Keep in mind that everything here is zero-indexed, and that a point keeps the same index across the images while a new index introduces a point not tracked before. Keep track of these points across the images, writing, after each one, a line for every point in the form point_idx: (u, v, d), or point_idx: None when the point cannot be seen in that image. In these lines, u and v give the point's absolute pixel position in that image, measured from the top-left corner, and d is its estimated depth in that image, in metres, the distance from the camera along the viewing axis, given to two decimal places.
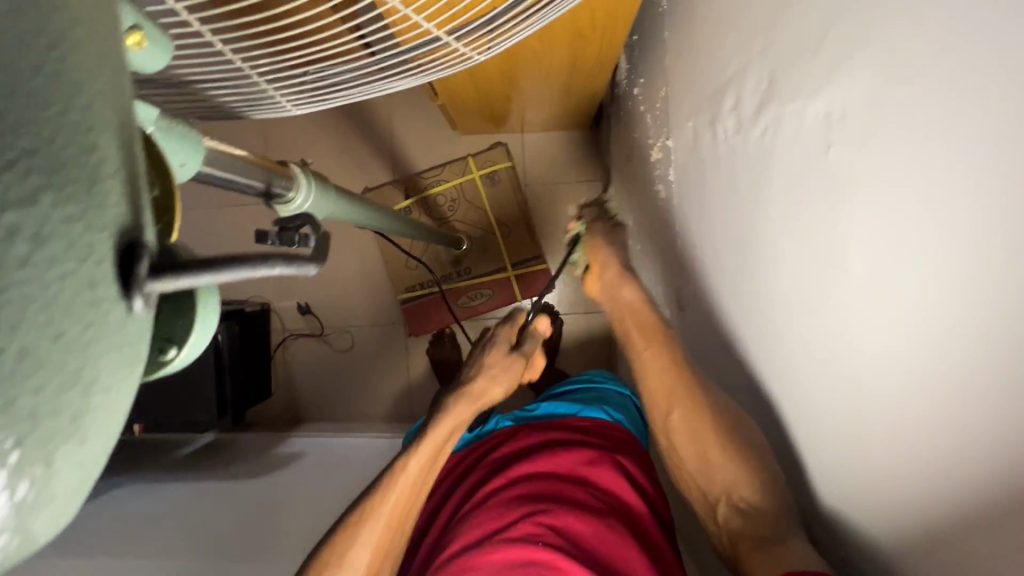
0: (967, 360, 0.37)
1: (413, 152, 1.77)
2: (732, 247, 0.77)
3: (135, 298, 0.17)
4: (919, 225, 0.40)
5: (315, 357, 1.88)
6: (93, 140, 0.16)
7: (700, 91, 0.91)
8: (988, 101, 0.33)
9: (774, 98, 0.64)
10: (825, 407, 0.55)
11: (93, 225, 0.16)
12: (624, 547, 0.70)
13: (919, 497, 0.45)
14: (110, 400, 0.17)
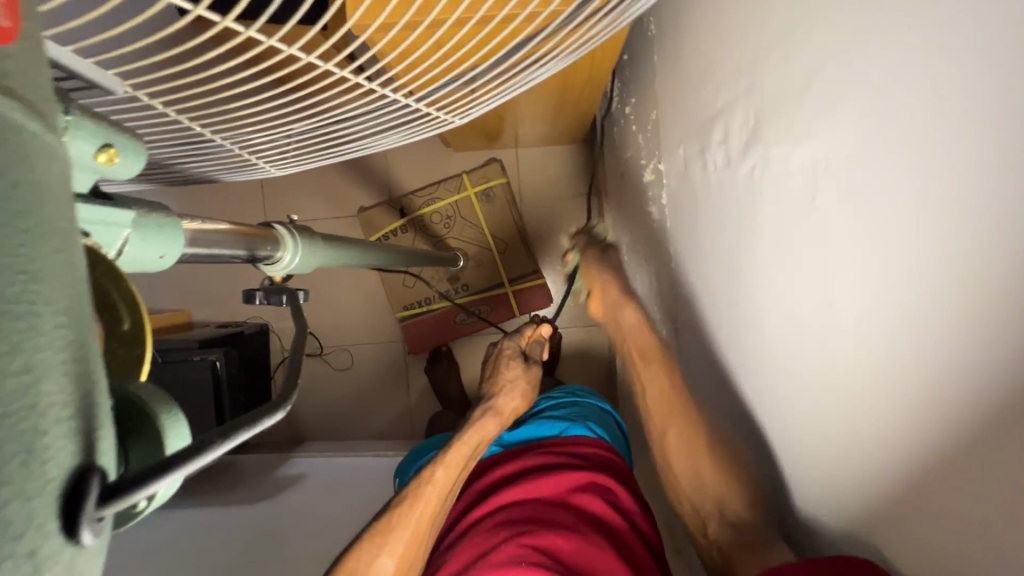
0: (960, 422, 0.37)
1: (407, 171, 1.77)
2: (723, 280, 0.77)
3: (84, 534, 0.14)
4: (905, 287, 0.40)
5: (315, 377, 1.88)
6: (34, 383, 0.14)
7: (689, 119, 0.91)
8: (976, 176, 0.33)
9: (761, 139, 0.64)
10: (819, 449, 0.55)
11: (26, 493, 0.13)
12: (612, 563, 0.70)
13: (911, 552, 0.45)
14: None
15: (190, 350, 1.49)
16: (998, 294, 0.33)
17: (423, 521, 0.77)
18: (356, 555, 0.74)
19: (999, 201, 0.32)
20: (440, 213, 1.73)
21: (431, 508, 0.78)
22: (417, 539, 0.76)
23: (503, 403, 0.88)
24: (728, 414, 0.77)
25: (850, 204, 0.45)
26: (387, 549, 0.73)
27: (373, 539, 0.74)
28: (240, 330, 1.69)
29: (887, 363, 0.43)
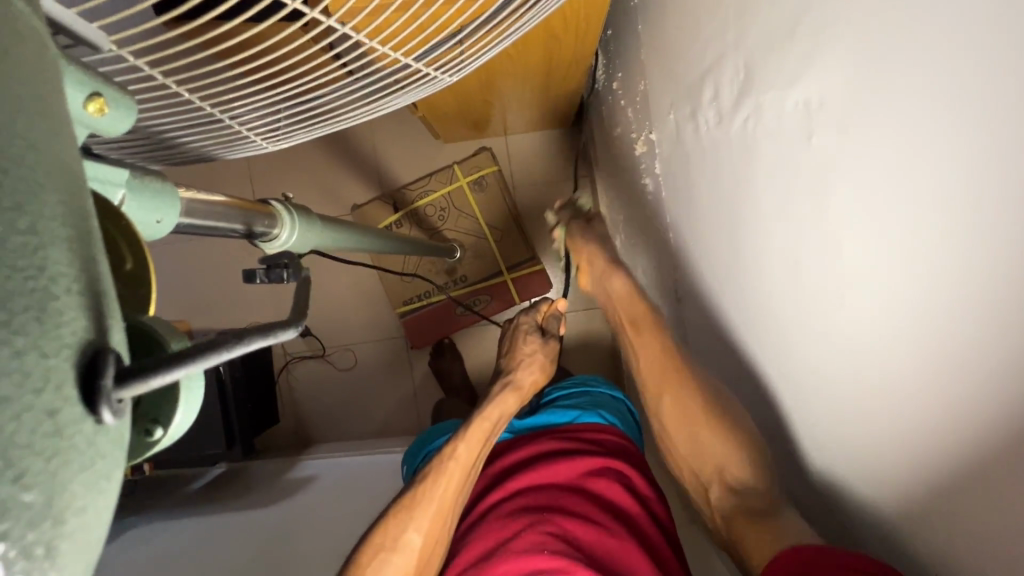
0: (968, 396, 0.39)
1: (397, 165, 1.76)
2: (723, 240, 0.76)
3: (103, 411, 0.16)
4: (907, 215, 0.40)
5: (319, 379, 1.88)
6: (41, 259, 0.15)
7: (677, 83, 0.90)
8: (976, 137, 0.33)
9: (752, 88, 0.63)
10: (827, 399, 0.56)
11: (46, 351, 0.15)
12: (633, 554, 0.70)
13: (929, 486, 0.45)
14: (88, 519, 0.16)
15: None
16: (1000, 277, 0.34)
17: (450, 496, 0.77)
18: (385, 529, 0.73)
19: (999, 170, 0.32)
20: (433, 205, 1.71)
21: (457, 484, 0.78)
22: (444, 514, 0.76)
23: (522, 380, 0.88)
24: (735, 371, 0.77)
25: (850, 154, 0.45)
26: (415, 524, 0.73)
27: (400, 514, 0.74)
28: None
29: (889, 335, 0.45)
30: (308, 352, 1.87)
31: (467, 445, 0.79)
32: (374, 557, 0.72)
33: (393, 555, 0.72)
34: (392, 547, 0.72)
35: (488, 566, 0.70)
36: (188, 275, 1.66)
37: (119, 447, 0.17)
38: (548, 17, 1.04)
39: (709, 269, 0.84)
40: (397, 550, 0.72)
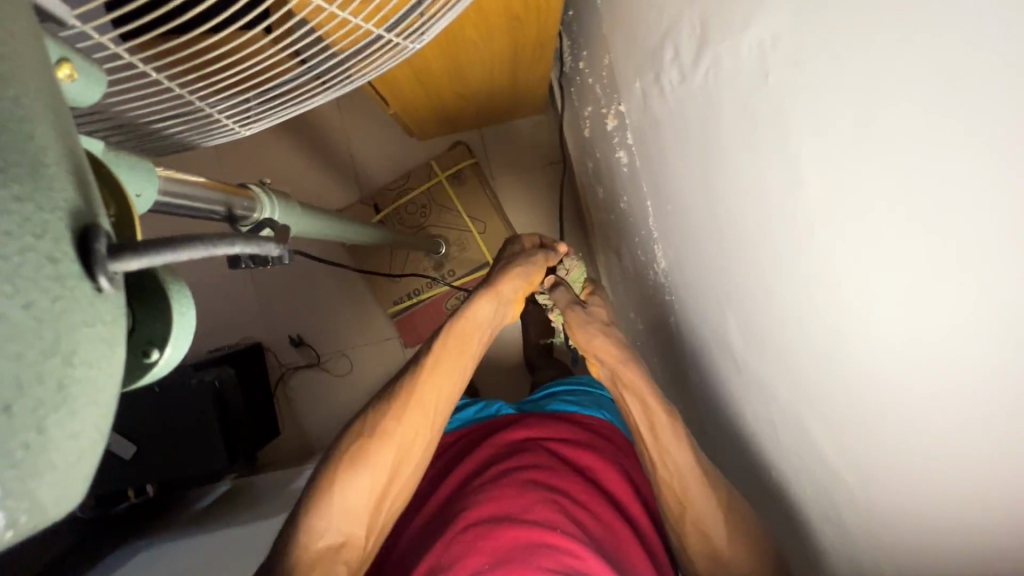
0: (981, 365, 0.36)
1: (376, 167, 1.77)
2: (700, 195, 0.78)
3: (100, 279, 0.20)
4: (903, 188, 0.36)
5: (317, 388, 1.87)
6: (31, 134, 0.19)
7: (639, 50, 0.92)
8: (941, 72, 0.31)
9: (710, 41, 0.65)
10: (821, 373, 0.54)
11: (43, 206, 0.19)
12: (634, 551, 0.72)
13: (936, 461, 0.43)
14: (91, 373, 0.20)
15: (187, 373, 1.50)
16: (1000, 229, 0.31)
17: (436, 396, 0.71)
18: (368, 424, 0.70)
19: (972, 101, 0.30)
20: (414, 202, 1.71)
21: (445, 384, 0.71)
22: (432, 413, 0.71)
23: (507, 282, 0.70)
24: (720, 319, 0.79)
25: (815, 107, 0.43)
26: (401, 423, 0.70)
27: (382, 411, 0.70)
28: (234, 350, 1.68)
29: (891, 307, 0.41)
30: (303, 362, 1.86)
31: (449, 345, 0.69)
32: (357, 454, 0.69)
33: (379, 451, 0.69)
34: (376, 445, 0.69)
35: (496, 528, 0.67)
36: None
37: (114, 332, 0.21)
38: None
39: (690, 226, 0.86)
40: (357, 472, 0.69)
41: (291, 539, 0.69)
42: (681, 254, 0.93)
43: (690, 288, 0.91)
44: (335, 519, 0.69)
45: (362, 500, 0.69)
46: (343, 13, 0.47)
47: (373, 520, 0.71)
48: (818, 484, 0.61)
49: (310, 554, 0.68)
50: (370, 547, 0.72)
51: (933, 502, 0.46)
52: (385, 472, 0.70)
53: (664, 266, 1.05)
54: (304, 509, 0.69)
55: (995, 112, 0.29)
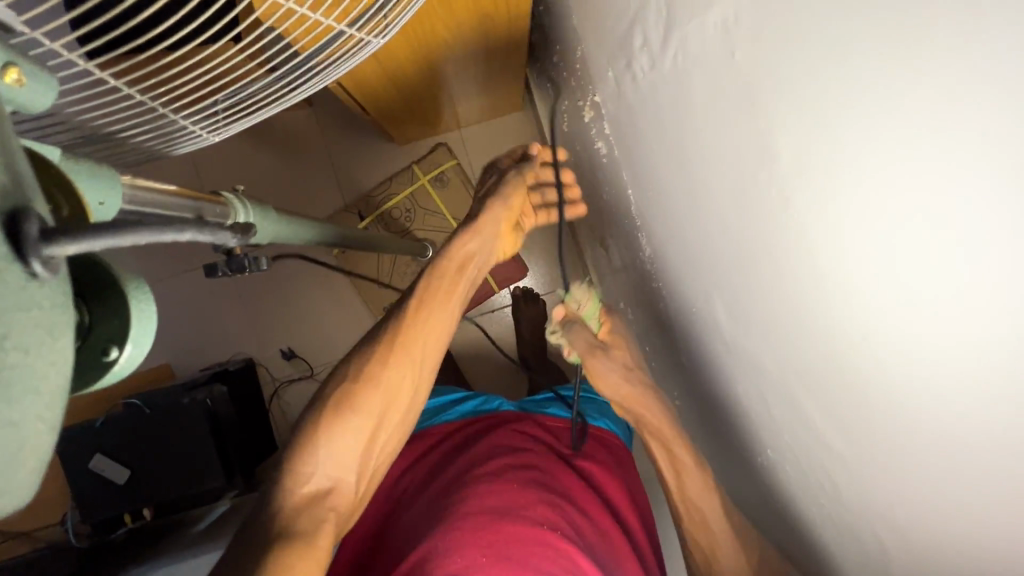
0: (977, 336, 0.35)
1: (358, 175, 1.76)
2: (678, 178, 0.78)
3: (33, 264, 0.20)
4: (896, 162, 0.35)
5: (312, 400, 1.85)
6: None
7: (609, 39, 0.92)
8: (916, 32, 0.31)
9: (677, 23, 0.65)
10: (812, 346, 0.53)
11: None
12: (626, 556, 0.72)
13: (925, 430, 0.43)
14: (28, 357, 0.21)
15: (177, 395, 1.49)
16: (991, 189, 0.30)
17: (426, 333, 0.78)
18: (359, 362, 0.74)
19: (950, 60, 0.29)
20: (398, 208, 1.70)
21: (436, 323, 0.79)
22: (423, 353, 0.77)
23: (489, 218, 0.83)
24: (707, 300, 0.79)
25: (793, 77, 0.42)
26: (394, 360, 0.75)
27: (373, 349, 0.75)
28: (225, 367, 1.65)
29: (880, 282, 0.41)
30: (296, 375, 1.84)
31: (438, 284, 0.78)
32: (348, 393, 0.72)
33: (371, 390, 0.73)
34: (368, 385, 0.73)
35: (495, 522, 0.66)
36: None
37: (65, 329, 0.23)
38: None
39: (671, 211, 0.86)
40: (354, 413, 0.71)
41: (276, 489, 0.67)
42: (664, 239, 0.94)
43: (676, 273, 0.91)
44: (323, 462, 0.69)
45: (353, 441, 0.71)
46: (302, 10, 0.46)
47: (364, 463, 0.73)
48: (810, 455, 0.61)
49: (297, 497, 0.67)
50: (359, 493, 0.73)
51: (917, 464, 0.46)
52: (376, 410, 0.73)
53: (649, 253, 1.05)
54: (290, 456, 0.69)
55: (977, 73, 0.28)
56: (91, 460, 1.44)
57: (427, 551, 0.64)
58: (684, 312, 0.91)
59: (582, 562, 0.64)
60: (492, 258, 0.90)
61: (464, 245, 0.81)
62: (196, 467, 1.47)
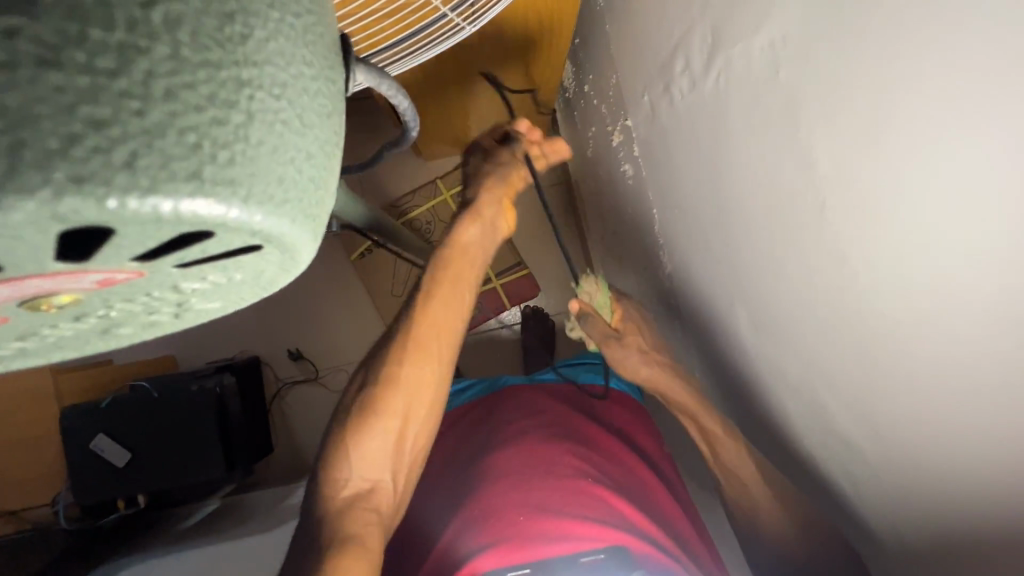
0: (978, 298, 0.39)
1: (385, 180, 1.62)
2: (708, 196, 0.77)
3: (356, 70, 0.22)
4: (904, 132, 0.40)
5: (315, 407, 1.55)
6: None
7: (648, 64, 0.88)
8: (951, 34, 0.34)
9: (720, 50, 0.64)
10: (848, 333, 0.53)
11: None
12: (663, 497, 0.74)
13: (951, 388, 0.44)
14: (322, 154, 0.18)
15: (185, 380, 1.28)
16: (1001, 160, 0.34)
17: (439, 331, 0.61)
18: (373, 370, 0.61)
19: (974, 61, 0.34)
20: (418, 220, 1.54)
21: (450, 313, 0.61)
22: (439, 354, 0.61)
23: (489, 200, 0.62)
24: (743, 311, 0.74)
25: (831, 77, 0.45)
26: (410, 359, 0.60)
27: (385, 355, 0.61)
28: (231, 360, 1.43)
29: (890, 246, 0.44)
30: (301, 376, 1.55)
31: (444, 278, 0.60)
32: (363, 403, 0.60)
33: (388, 398, 0.59)
34: (381, 393, 0.59)
35: (522, 484, 0.67)
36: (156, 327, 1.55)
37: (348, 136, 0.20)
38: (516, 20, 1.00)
39: (700, 229, 0.82)
40: (375, 417, 0.59)
41: (315, 494, 0.59)
42: (693, 258, 0.88)
43: (701, 293, 0.87)
44: (354, 466, 0.59)
45: (378, 446, 0.59)
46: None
47: (399, 460, 0.61)
48: (836, 456, 0.62)
49: (335, 506, 0.58)
50: (400, 492, 0.61)
51: (951, 449, 0.47)
52: (398, 413, 0.60)
53: (670, 271, 1.00)
54: (323, 463, 0.60)
55: (999, 82, 0.33)
56: (92, 440, 1.21)
57: (461, 524, 0.66)
58: (711, 332, 0.87)
59: (619, 504, 0.66)
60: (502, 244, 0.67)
61: (465, 232, 0.60)
62: (191, 460, 1.23)
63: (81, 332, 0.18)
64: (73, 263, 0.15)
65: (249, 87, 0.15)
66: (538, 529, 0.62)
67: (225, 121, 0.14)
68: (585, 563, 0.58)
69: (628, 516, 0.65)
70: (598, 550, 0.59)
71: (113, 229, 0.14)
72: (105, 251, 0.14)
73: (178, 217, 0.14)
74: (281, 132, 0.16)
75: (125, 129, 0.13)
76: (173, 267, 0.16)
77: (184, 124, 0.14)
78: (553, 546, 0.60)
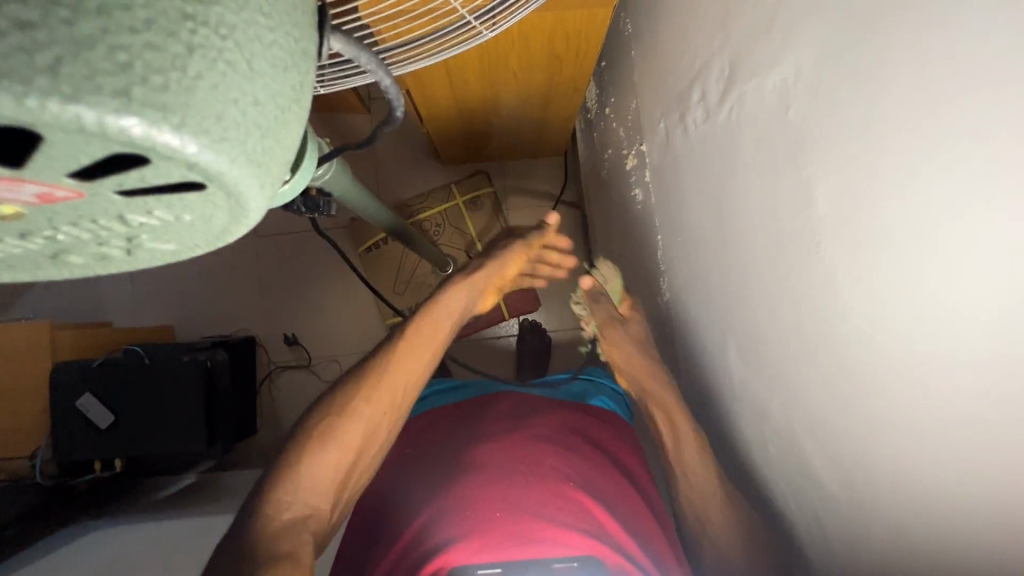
0: (977, 360, 0.37)
1: (400, 179, 1.63)
2: (712, 222, 0.77)
3: (328, 40, 0.22)
4: (907, 168, 0.39)
5: (303, 395, 1.54)
6: None
7: (667, 90, 0.89)
8: (956, 96, 0.35)
9: (736, 82, 0.65)
10: (832, 372, 0.52)
11: None
12: (644, 516, 0.71)
13: (941, 438, 0.42)
14: (280, 104, 0.18)
15: (176, 351, 1.28)
16: (993, 189, 0.33)
17: (410, 382, 0.66)
18: (336, 399, 0.62)
19: (978, 121, 0.33)
20: (428, 222, 1.54)
21: (422, 369, 0.67)
22: (401, 396, 0.65)
23: (470, 281, 0.76)
24: (736, 348, 0.72)
25: (837, 134, 0.46)
26: (378, 397, 0.63)
27: (349, 386, 0.63)
28: (226, 337, 1.42)
29: (884, 285, 0.43)
30: (293, 362, 1.54)
31: (423, 333, 0.67)
32: (326, 427, 0.59)
33: (347, 429, 0.60)
34: (342, 420, 0.60)
35: (504, 478, 0.67)
36: (155, 297, 1.56)
37: (308, 94, 0.20)
38: (546, 38, 1.00)
39: (702, 260, 0.82)
40: (334, 444, 0.59)
41: (252, 514, 0.54)
42: (692, 288, 0.87)
43: (695, 321, 0.86)
44: (303, 487, 0.56)
45: (329, 473, 0.58)
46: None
47: (342, 492, 0.60)
48: (810, 501, 0.61)
49: (273, 527, 0.53)
50: (333, 527, 0.59)
51: (920, 506, 0.45)
52: (356, 445, 0.60)
53: (668, 298, 0.98)
54: (268, 484, 0.56)
55: (1008, 119, 0.32)
56: (77, 399, 1.20)
57: (436, 511, 0.65)
58: (701, 365, 0.85)
59: (598, 513, 0.65)
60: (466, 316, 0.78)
61: (447, 300, 0.72)
62: (169, 429, 1.22)
63: (29, 253, 0.19)
64: (10, 168, 0.15)
65: (194, 20, 0.16)
66: (513, 529, 0.61)
67: (160, 48, 0.15)
68: (557, 569, 0.57)
69: (609, 530, 0.64)
70: (573, 558, 0.58)
71: (40, 133, 0.14)
72: (37, 159, 0.15)
73: (103, 129, 0.14)
74: (223, 71, 0.16)
75: (52, 35, 0.14)
76: (114, 194, 0.17)
77: (116, 42, 0.14)
78: (527, 549, 0.59)
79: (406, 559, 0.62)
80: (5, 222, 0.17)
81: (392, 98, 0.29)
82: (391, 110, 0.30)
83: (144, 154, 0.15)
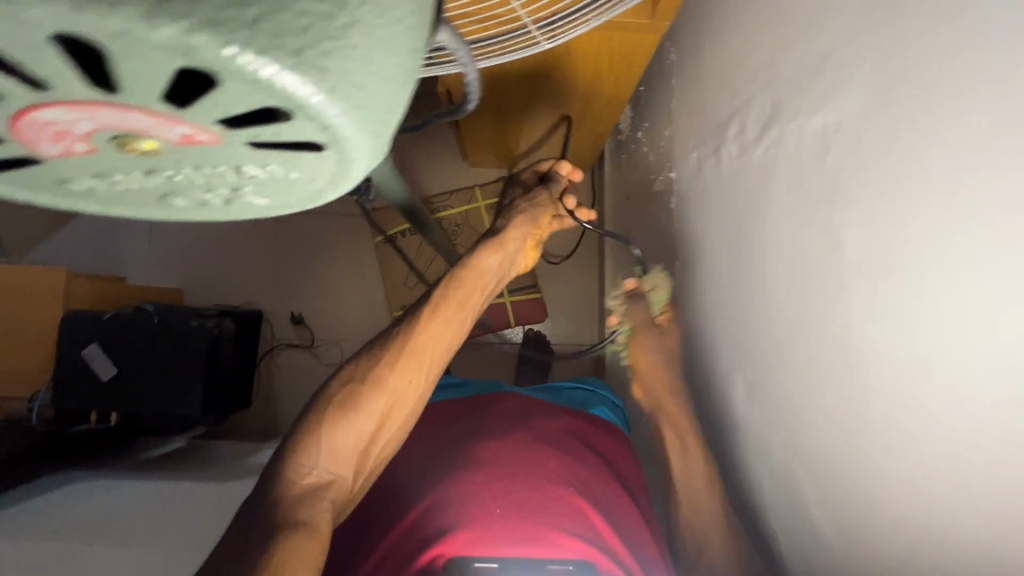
0: (975, 404, 0.38)
1: (425, 175, 1.65)
2: (733, 255, 0.78)
3: (440, 31, 0.24)
4: (928, 220, 0.41)
5: (301, 374, 1.54)
6: None
7: (704, 121, 0.90)
8: (983, 159, 0.37)
9: (776, 122, 0.66)
10: (835, 412, 0.52)
11: None
12: (640, 527, 0.71)
13: (936, 487, 0.42)
14: (401, 82, 0.21)
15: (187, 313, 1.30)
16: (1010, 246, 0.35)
17: (439, 346, 0.64)
18: (360, 368, 0.62)
19: (1002, 184, 0.35)
20: (448, 220, 1.57)
21: (452, 330, 0.65)
22: (431, 363, 0.63)
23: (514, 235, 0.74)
24: (743, 381, 0.73)
25: (867, 182, 0.48)
26: (402, 366, 0.62)
27: (376, 356, 0.62)
28: (236, 307, 1.44)
29: (890, 334, 0.45)
30: (295, 340, 1.55)
31: (457, 294, 0.66)
32: (347, 398, 0.59)
33: (370, 399, 0.60)
34: (365, 391, 0.60)
35: (510, 474, 0.69)
36: (172, 259, 1.58)
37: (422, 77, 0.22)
38: (592, 56, 1.02)
39: (718, 291, 0.82)
40: (355, 411, 0.59)
41: (272, 483, 0.55)
42: (704, 317, 0.88)
43: (704, 350, 0.87)
44: (324, 455, 0.57)
45: (350, 443, 0.58)
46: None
47: (365, 461, 0.60)
48: (801, 543, 0.61)
49: (294, 494, 0.54)
50: (356, 495, 0.59)
51: (915, 553, 0.45)
52: (378, 413, 0.60)
53: None
54: (288, 453, 0.57)
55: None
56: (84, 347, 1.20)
57: (440, 498, 0.66)
58: (704, 395, 0.86)
59: (597, 520, 0.66)
60: (511, 274, 0.76)
61: (486, 258, 0.70)
62: (171, 388, 1.23)
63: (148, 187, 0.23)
64: (173, 108, 0.18)
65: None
66: (507, 526, 0.61)
67: (332, 18, 0.17)
68: (551, 571, 0.57)
69: (603, 536, 0.64)
70: (568, 561, 0.58)
71: (221, 77, 0.17)
72: (204, 103, 0.18)
73: (273, 82, 0.17)
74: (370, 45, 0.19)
75: None
76: (245, 142, 0.20)
77: (302, 7, 0.17)
78: (517, 548, 0.59)
79: (401, 546, 0.62)
80: (142, 160, 0.21)
81: (470, 93, 0.31)
82: (468, 104, 0.32)
83: (297, 107, 0.18)
